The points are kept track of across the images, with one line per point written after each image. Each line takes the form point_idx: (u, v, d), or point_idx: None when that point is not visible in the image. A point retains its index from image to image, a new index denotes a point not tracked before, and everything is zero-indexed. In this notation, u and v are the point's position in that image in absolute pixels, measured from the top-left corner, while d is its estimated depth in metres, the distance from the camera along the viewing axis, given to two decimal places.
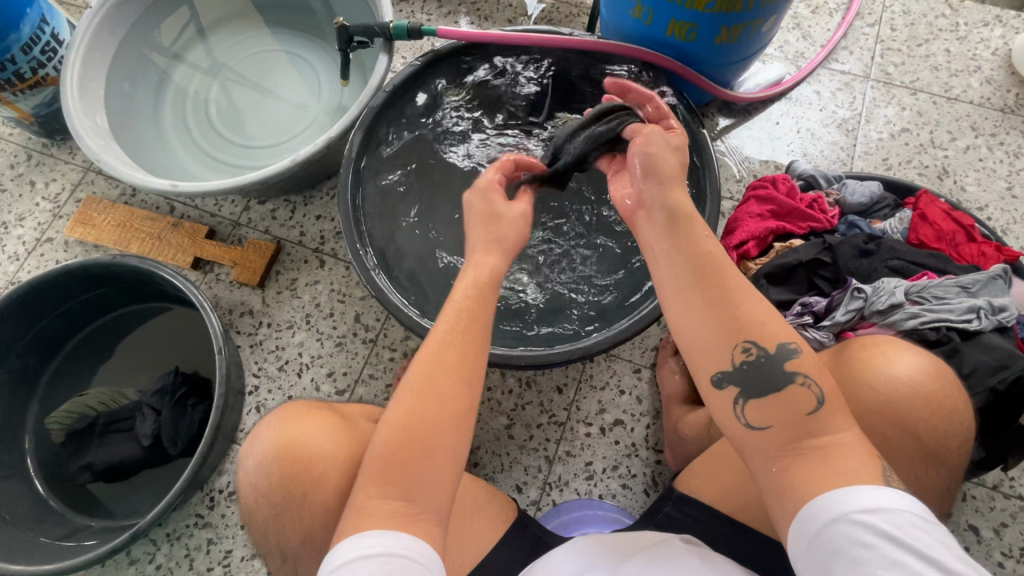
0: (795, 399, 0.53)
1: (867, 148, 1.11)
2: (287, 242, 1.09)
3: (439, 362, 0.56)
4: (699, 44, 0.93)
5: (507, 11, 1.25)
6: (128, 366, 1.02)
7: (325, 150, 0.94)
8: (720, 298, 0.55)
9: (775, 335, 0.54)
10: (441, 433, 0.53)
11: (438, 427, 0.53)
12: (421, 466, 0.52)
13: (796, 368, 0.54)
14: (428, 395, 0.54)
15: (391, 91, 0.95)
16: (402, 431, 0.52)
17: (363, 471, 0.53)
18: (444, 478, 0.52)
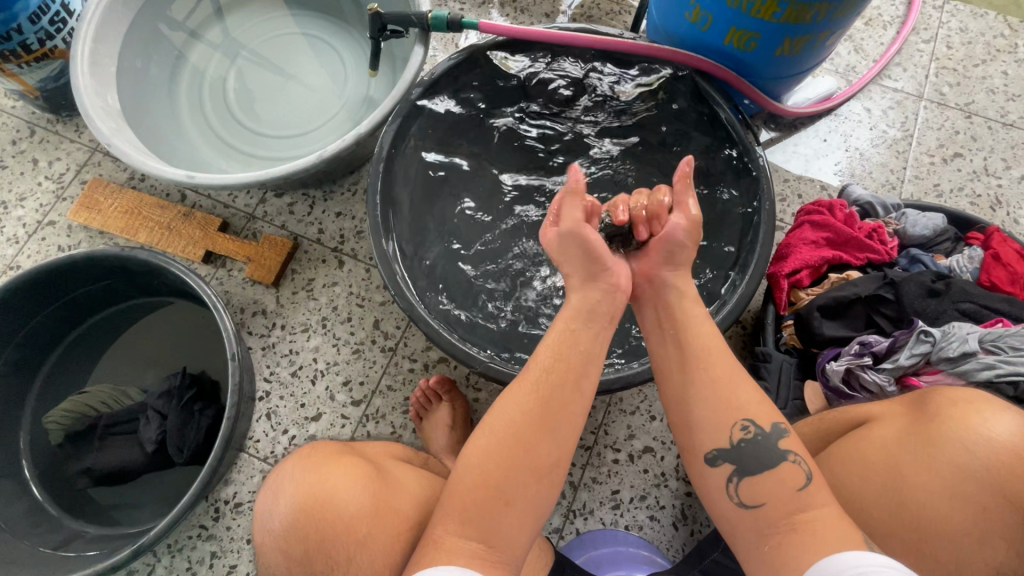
0: (785, 477, 0.52)
1: (918, 172, 1.06)
2: (305, 239, 1.03)
3: (529, 410, 0.55)
4: (757, 54, 0.86)
5: (545, 4, 1.18)
6: (132, 363, 0.96)
7: (353, 146, 0.88)
8: (712, 378, 0.56)
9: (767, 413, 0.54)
10: (522, 481, 0.52)
11: (523, 479, 0.52)
12: (495, 517, 0.51)
13: (789, 446, 0.53)
14: (505, 445, 0.53)
15: (425, 86, 0.89)
16: (477, 479, 0.52)
17: (441, 506, 0.53)
18: (519, 525, 0.52)
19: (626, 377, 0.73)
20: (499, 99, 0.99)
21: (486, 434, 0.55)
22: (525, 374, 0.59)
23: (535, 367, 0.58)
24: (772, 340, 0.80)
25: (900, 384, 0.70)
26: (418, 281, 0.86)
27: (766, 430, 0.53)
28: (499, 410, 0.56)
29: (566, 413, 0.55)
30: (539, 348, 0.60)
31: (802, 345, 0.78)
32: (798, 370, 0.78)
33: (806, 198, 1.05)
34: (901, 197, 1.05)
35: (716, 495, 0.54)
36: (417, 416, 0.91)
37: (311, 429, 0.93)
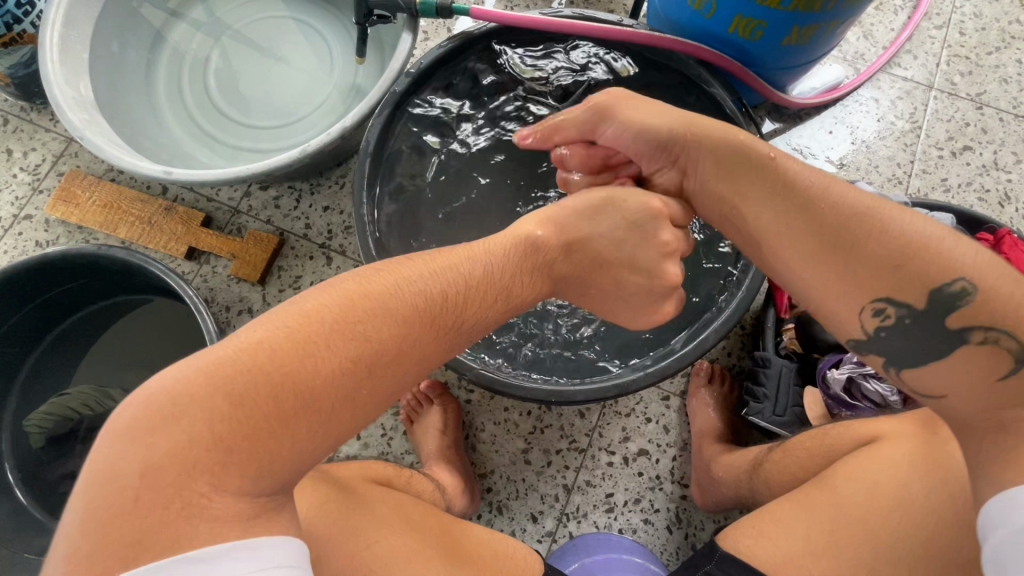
0: (965, 363, 0.43)
1: (926, 167, 1.03)
2: (291, 234, 1.00)
3: (342, 319, 0.43)
4: (763, 44, 0.82)
5: None
6: (116, 362, 0.94)
7: (339, 140, 0.84)
8: (849, 244, 0.49)
9: (928, 282, 0.45)
10: (283, 397, 0.39)
11: (288, 398, 0.40)
12: (272, 408, 0.39)
13: (972, 323, 0.43)
14: (309, 347, 0.41)
15: (414, 77, 0.84)
16: (268, 389, 0.39)
17: (148, 423, 0.37)
18: (262, 438, 0.38)
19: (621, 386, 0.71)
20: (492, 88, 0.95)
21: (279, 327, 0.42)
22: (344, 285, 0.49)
23: (361, 274, 0.48)
24: (772, 345, 0.78)
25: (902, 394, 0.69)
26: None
27: (924, 307, 0.45)
28: (297, 308, 0.43)
29: (373, 325, 0.44)
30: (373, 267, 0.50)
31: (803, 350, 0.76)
32: (799, 376, 0.76)
33: None
34: (907, 193, 1.02)
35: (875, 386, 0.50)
36: (409, 420, 0.89)
37: None
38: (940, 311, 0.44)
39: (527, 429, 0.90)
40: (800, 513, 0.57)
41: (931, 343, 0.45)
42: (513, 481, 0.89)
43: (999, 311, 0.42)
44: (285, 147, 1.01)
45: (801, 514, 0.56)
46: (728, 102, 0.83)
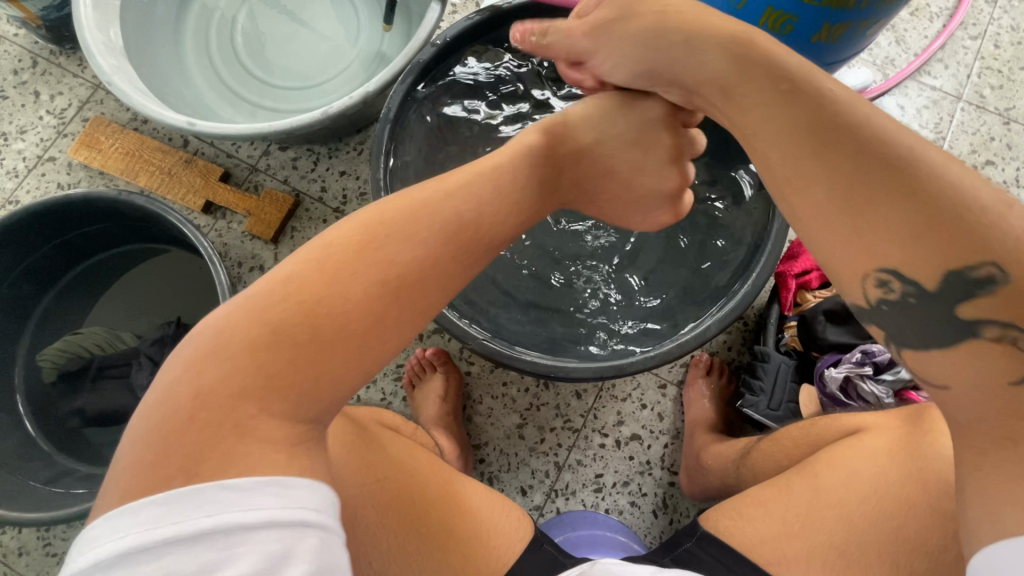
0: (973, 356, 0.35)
1: None
2: (306, 196, 1.01)
3: (447, 193, 0.53)
4: (793, 39, 0.81)
5: None
6: (131, 307, 0.97)
7: (360, 104, 0.84)
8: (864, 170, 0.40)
9: (946, 261, 0.35)
10: (406, 239, 0.48)
11: (410, 240, 0.48)
12: (395, 249, 0.47)
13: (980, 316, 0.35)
14: (370, 255, 0.46)
15: (440, 46, 0.85)
16: (374, 270, 0.45)
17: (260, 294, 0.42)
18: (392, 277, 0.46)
19: (622, 365, 0.72)
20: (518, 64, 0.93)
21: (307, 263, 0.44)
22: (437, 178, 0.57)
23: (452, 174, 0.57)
24: (773, 341, 0.79)
25: (896, 396, 0.70)
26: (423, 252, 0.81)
27: (933, 286, 0.36)
28: (335, 229, 0.47)
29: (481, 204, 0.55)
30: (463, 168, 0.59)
31: (803, 348, 0.77)
32: (796, 373, 0.77)
33: None
34: None
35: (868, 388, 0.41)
36: (410, 384, 0.91)
37: None
38: (954, 292, 0.36)
39: (524, 405, 0.92)
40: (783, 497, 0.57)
41: (933, 328, 0.37)
42: (505, 454, 0.91)
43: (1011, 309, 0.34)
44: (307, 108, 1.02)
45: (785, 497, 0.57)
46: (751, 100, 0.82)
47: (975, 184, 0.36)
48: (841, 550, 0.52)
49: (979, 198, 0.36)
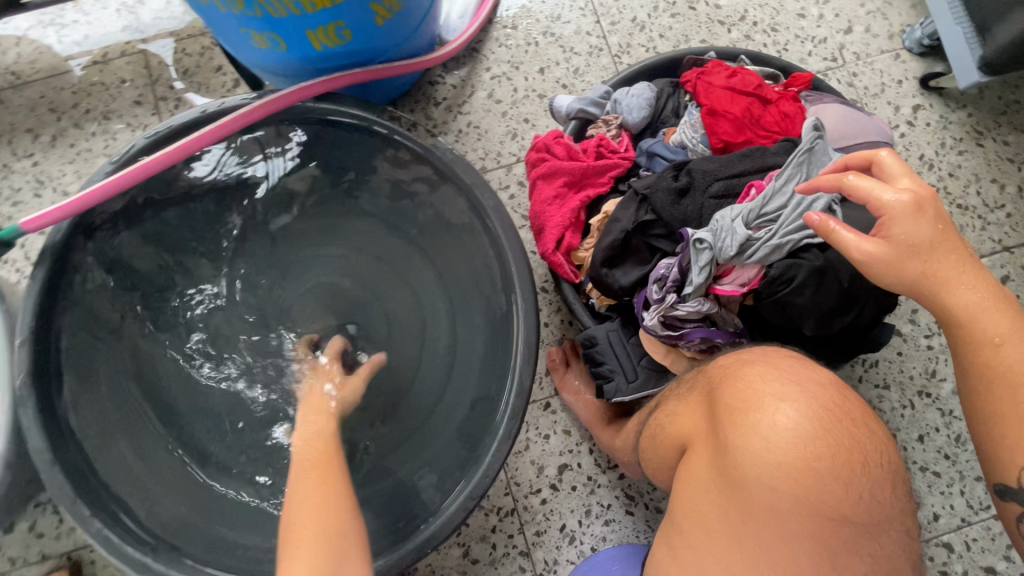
0: (766, 500, 0.43)
1: (611, 18, 0.94)
2: (82, 549, 0.81)
3: (324, 474, 0.58)
4: (363, 39, 0.69)
5: (142, 109, 0.93)
6: None
7: (12, 464, 0.64)
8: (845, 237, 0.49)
9: (731, 426, 0.45)
10: (301, 480, 0.57)
11: (293, 499, 0.55)
12: (298, 494, 0.56)
13: (760, 471, 0.43)
14: (305, 463, 0.60)
15: (32, 341, 0.63)
16: (302, 505, 0.54)
17: (296, 470, 0.59)
18: (306, 480, 0.57)
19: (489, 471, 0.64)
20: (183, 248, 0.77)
21: (322, 453, 0.61)
22: (301, 481, 0.57)
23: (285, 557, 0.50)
24: (589, 315, 0.72)
25: (711, 295, 0.63)
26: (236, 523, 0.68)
27: (743, 462, 0.44)
28: (307, 444, 0.63)
29: None
30: (309, 474, 0.58)
31: (615, 302, 0.71)
32: (627, 329, 0.70)
33: (533, 120, 0.92)
34: (614, 55, 0.93)
35: (742, 514, 0.44)
36: None
37: None
38: (741, 463, 0.44)
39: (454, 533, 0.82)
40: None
41: (734, 485, 0.44)
42: None
43: (774, 472, 0.43)
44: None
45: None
46: (410, 134, 0.69)
47: (731, 386, 0.47)
48: None
49: (729, 388, 0.47)
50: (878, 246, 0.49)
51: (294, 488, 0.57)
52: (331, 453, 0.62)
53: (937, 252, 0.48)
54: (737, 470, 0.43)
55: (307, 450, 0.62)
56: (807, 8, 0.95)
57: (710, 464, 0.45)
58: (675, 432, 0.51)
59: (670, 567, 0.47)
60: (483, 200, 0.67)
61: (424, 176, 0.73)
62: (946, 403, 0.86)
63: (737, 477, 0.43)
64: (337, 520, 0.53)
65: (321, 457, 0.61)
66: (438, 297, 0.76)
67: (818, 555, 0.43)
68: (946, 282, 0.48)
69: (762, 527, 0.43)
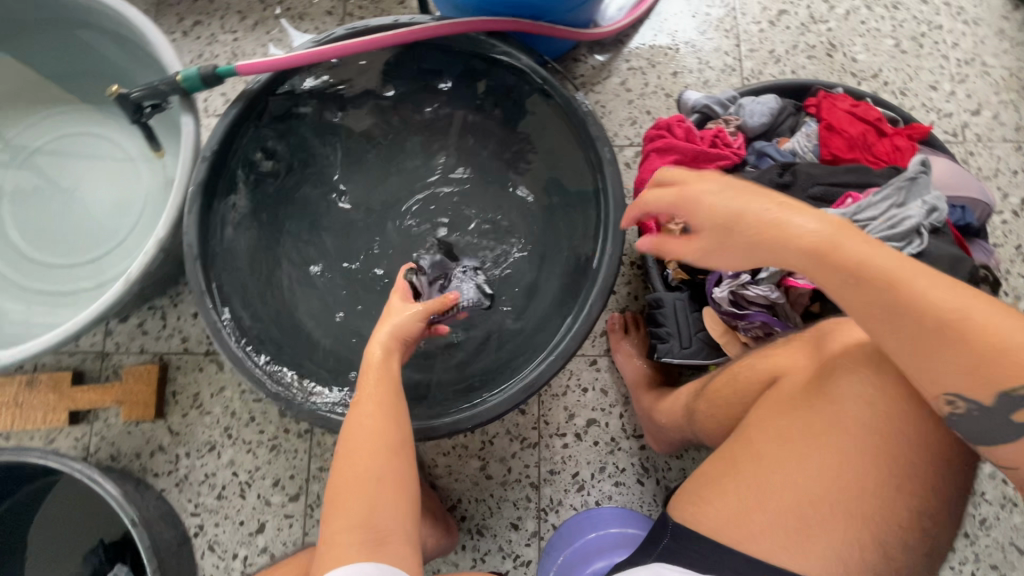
0: (849, 412, 0.52)
1: (752, 45, 1.02)
2: (172, 355, 0.94)
3: (385, 395, 0.57)
4: None
5: (330, 19, 1.09)
6: (49, 554, 0.87)
7: (163, 253, 0.77)
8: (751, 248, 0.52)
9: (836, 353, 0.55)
10: (364, 396, 0.57)
11: (355, 420, 0.55)
12: (357, 418, 0.56)
13: (850, 387, 0.53)
14: (370, 378, 0.59)
15: (212, 159, 0.77)
16: (355, 432, 0.54)
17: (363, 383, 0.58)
18: (369, 401, 0.56)
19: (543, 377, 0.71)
20: (341, 129, 0.89)
21: (369, 414, 0.55)
22: (365, 400, 0.57)
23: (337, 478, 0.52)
24: (661, 282, 0.79)
25: (782, 286, 0.69)
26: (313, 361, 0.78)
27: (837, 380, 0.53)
28: (377, 359, 0.60)
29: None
30: (372, 391, 0.57)
31: (689, 276, 0.77)
32: (692, 302, 0.76)
33: (655, 114, 1.00)
34: (744, 77, 1.01)
35: (823, 419, 0.53)
36: None
37: (261, 542, 0.88)
38: (835, 380, 0.54)
39: (478, 446, 0.90)
40: (727, 480, 0.55)
41: (825, 395, 0.53)
42: (482, 501, 0.88)
43: (864, 389, 0.52)
44: (109, 278, 0.90)
45: (733, 479, 0.55)
46: (558, 86, 0.79)
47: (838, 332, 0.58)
48: (792, 518, 0.52)
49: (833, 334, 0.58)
50: (815, 230, 0.48)
51: (358, 405, 0.57)
52: (385, 417, 0.55)
53: (835, 244, 0.47)
54: (830, 384, 0.54)
55: (375, 361, 0.60)
56: (941, 83, 0.99)
57: (808, 381, 0.56)
58: (767, 368, 0.62)
59: (739, 460, 0.56)
60: (601, 152, 0.75)
61: (558, 123, 0.82)
62: (979, 484, 0.85)
63: (829, 388, 0.54)
64: (375, 505, 0.50)
65: (375, 421, 0.55)
66: (530, 234, 0.86)
67: (886, 469, 0.50)
68: (864, 265, 0.46)
69: (841, 433, 0.51)
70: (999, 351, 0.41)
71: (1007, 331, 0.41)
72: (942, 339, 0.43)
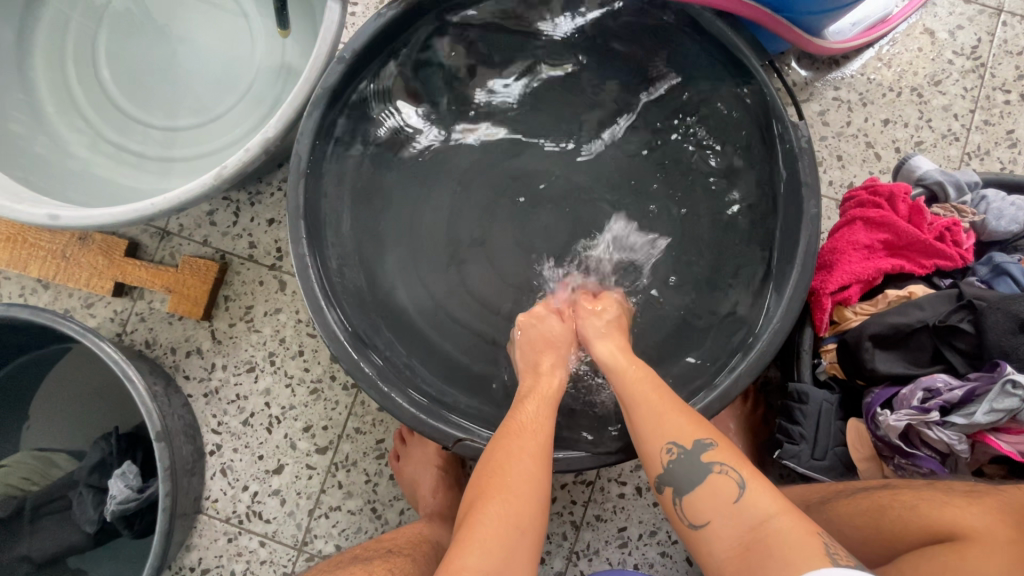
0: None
1: (989, 116, 0.84)
2: (234, 257, 0.84)
3: (529, 434, 0.57)
4: None
5: None
6: (58, 423, 0.82)
7: (264, 154, 0.66)
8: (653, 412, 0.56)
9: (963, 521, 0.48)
10: (514, 437, 0.57)
11: (501, 451, 0.56)
12: (500, 451, 0.56)
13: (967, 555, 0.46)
14: (515, 417, 0.60)
15: (350, 62, 0.64)
16: (495, 460, 0.55)
17: (510, 420, 0.59)
18: (520, 439, 0.57)
19: None
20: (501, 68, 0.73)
21: (522, 452, 0.55)
22: (508, 435, 0.57)
23: (478, 500, 0.52)
24: (809, 373, 0.65)
25: (972, 440, 0.56)
26: (388, 320, 0.69)
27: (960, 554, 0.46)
28: (527, 400, 0.61)
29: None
30: (518, 432, 0.58)
31: (846, 376, 0.64)
32: (840, 409, 0.64)
33: (846, 161, 0.84)
34: (966, 151, 0.84)
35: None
36: (394, 456, 0.79)
37: (274, 483, 0.81)
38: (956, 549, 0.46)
39: None
40: None
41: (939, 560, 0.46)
42: None
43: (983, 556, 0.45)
44: (192, 155, 0.83)
45: None
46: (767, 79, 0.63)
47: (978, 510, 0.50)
48: None
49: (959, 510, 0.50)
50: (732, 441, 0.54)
51: (504, 438, 0.57)
52: (539, 467, 0.55)
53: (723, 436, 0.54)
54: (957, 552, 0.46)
55: (532, 399, 0.61)
56: None
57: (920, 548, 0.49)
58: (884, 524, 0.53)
59: None
60: (805, 206, 0.62)
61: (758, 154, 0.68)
62: None
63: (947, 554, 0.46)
64: (504, 552, 0.49)
65: (527, 469, 0.54)
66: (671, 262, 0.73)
67: None
68: (629, 401, 0.58)
69: None
70: (730, 507, 0.49)
71: (721, 495, 0.50)
72: (694, 477, 0.52)
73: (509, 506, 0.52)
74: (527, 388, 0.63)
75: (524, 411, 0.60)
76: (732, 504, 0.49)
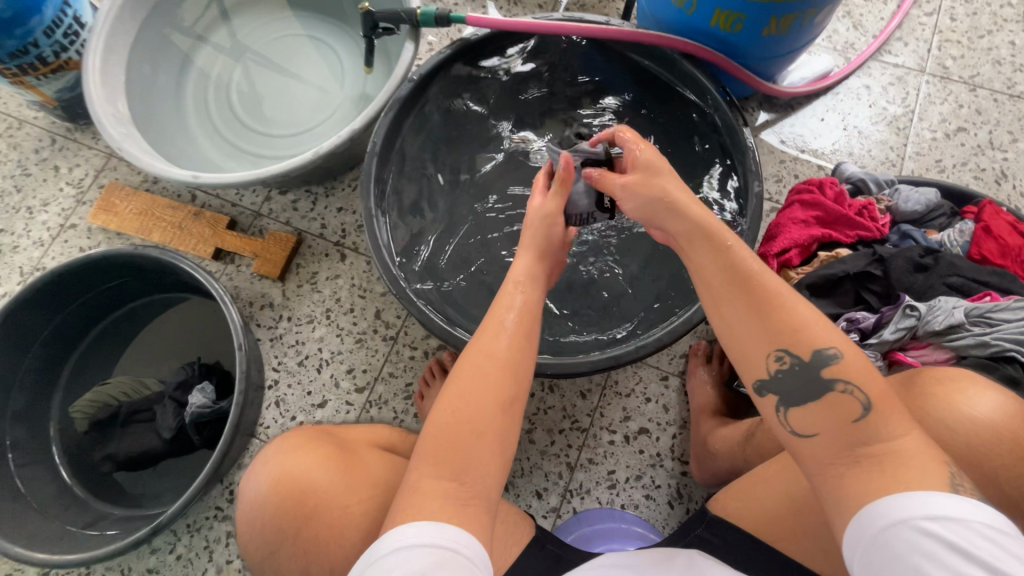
0: None
1: (919, 148, 1.04)
2: (308, 234, 1.07)
3: (494, 356, 0.60)
4: (745, 36, 0.85)
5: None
6: (153, 356, 1.01)
7: (349, 143, 0.90)
8: (766, 307, 0.52)
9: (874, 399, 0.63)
10: (479, 360, 0.59)
11: (463, 374, 0.58)
12: (466, 373, 0.58)
13: None
14: (481, 341, 0.62)
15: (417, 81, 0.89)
16: (464, 380, 0.58)
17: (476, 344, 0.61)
18: (487, 359, 0.59)
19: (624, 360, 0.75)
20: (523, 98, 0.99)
21: (483, 373, 0.58)
22: (473, 359, 0.60)
23: (439, 418, 0.56)
24: None
25: (888, 358, 0.70)
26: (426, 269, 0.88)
27: None
28: (503, 320, 0.63)
29: None
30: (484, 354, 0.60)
31: None
32: None
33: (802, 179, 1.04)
34: (902, 174, 1.03)
35: None
36: (419, 395, 0.94)
37: (318, 415, 0.96)
38: None
39: (532, 410, 0.94)
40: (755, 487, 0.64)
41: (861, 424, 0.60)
42: (518, 460, 0.92)
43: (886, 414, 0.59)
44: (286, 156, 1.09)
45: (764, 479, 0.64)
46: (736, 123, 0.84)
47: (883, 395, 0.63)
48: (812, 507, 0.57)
49: None
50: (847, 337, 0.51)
51: (468, 359, 0.60)
52: (506, 380, 0.58)
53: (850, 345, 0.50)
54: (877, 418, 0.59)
55: (508, 322, 0.63)
56: None
57: None
58: None
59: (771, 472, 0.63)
60: (751, 186, 0.81)
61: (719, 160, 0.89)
62: None
63: None
64: (467, 463, 0.53)
65: (491, 387, 0.57)
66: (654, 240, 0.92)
67: None
68: (742, 295, 0.53)
69: None
70: (845, 426, 0.48)
71: (839, 412, 0.48)
72: (811, 391, 0.50)
73: (473, 424, 0.54)
74: (503, 308, 0.65)
75: (492, 337, 0.61)
76: (852, 424, 0.47)
